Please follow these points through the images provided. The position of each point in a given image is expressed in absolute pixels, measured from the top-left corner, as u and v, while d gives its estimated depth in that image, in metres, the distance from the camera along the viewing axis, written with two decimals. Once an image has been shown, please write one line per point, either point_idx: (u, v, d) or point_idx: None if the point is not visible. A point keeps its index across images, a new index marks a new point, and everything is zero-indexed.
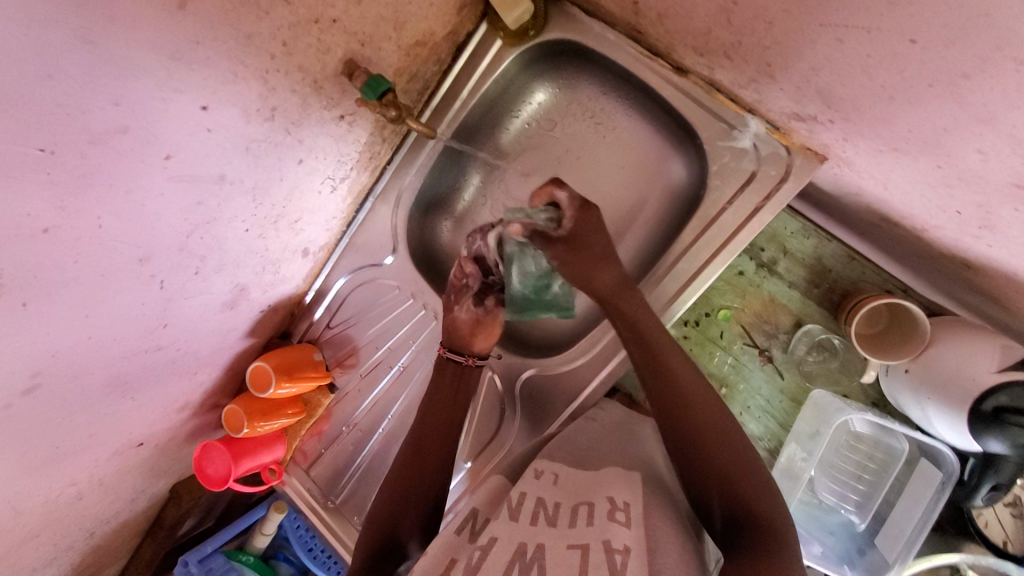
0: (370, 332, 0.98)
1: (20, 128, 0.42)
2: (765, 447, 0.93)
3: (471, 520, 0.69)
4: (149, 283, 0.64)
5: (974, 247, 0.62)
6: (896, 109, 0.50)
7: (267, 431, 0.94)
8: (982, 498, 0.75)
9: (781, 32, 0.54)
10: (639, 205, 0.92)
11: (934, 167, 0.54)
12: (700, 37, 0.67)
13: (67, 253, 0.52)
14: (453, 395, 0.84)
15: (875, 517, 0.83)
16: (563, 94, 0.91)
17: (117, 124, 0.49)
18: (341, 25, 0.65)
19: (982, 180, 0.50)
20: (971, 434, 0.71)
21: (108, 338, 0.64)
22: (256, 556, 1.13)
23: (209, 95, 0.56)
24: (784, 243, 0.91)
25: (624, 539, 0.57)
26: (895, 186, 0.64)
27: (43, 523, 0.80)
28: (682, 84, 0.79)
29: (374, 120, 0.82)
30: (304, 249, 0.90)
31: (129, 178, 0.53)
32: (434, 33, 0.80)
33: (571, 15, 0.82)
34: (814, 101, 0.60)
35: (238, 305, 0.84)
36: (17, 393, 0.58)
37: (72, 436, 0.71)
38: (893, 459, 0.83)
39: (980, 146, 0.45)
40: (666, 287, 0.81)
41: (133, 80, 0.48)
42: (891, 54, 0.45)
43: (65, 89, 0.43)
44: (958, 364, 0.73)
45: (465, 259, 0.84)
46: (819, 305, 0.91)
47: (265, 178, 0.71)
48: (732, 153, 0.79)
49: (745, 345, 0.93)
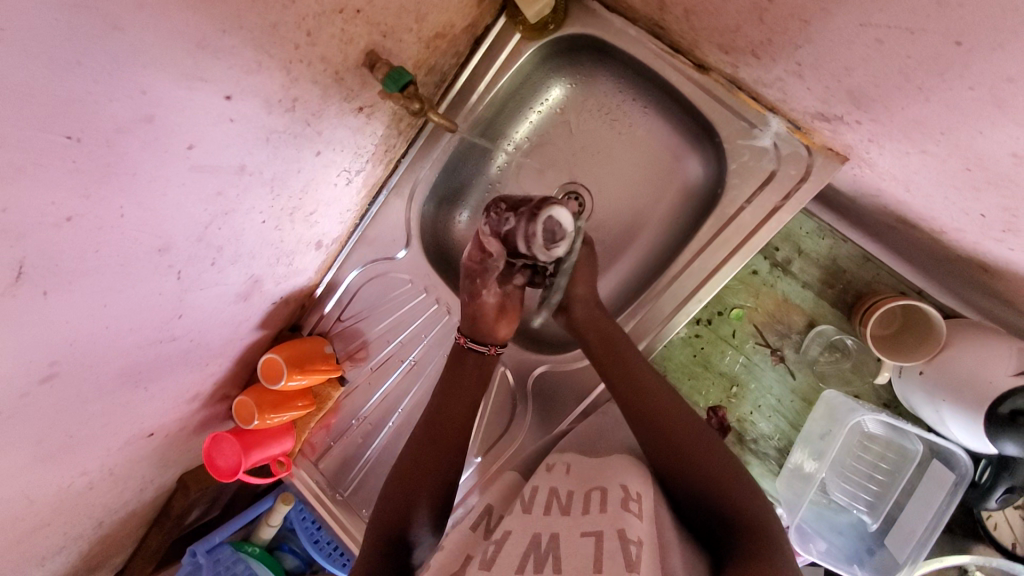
0: (381, 325, 0.98)
1: (48, 115, 0.42)
2: (774, 447, 0.93)
3: (485, 515, 0.69)
4: (166, 273, 0.64)
5: (996, 251, 0.62)
6: (929, 110, 0.50)
7: (277, 423, 0.94)
8: (997, 500, 0.76)
9: (817, 30, 0.53)
10: (654, 203, 0.92)
11: (963, 169, 0.54)
12: (727, 34, 0.66)
13: (89, 243, 0.52)
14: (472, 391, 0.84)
15: (886, 518, 0.83)
16: (580, 90, 0.91)
17: (142, 112, 0.48)
18: (364, 16, 0.65)
19: (1013, 183, 0.49)
20: (985, 436, 0.71)
21: (124, 328, 0.64)
22: (262, 547, 1.13)
23: (232, 85, 0.55)
24: (799, 244, 0.91)
25: (637, 531, 0.55)
26: (918, 188, 0.64)
27: (54, 512, 0.80)
28: (702, 80, 0.79)
29: (392, 113, 0.82)
30: (318, 242, 0.89)
31: (151, 168, 0.53)
32: (455, 26, 0.79)
33: (592, 10, 0.81)
34: (842, 100, 0.60)
35: (251, 297, 0.84)
36: (35, 382, 0.58)
37: (86, 426, 0.71)
38: (906, 461, 0.83)
39: (1014, 149, 0.45)
40: (666, 302, 0.83)
41: (158, 68, 0.47)
42: (931, 54, 0.44)
43: (93, 75, 0.43)
44: (975, 366, 0.72)
45: (487, 238, 0.78)
46: (833, 306, 0.91)
47: (283, 170, 0.70)
48: (752, 151, 0.78)
49: (757, 345, 0.93)
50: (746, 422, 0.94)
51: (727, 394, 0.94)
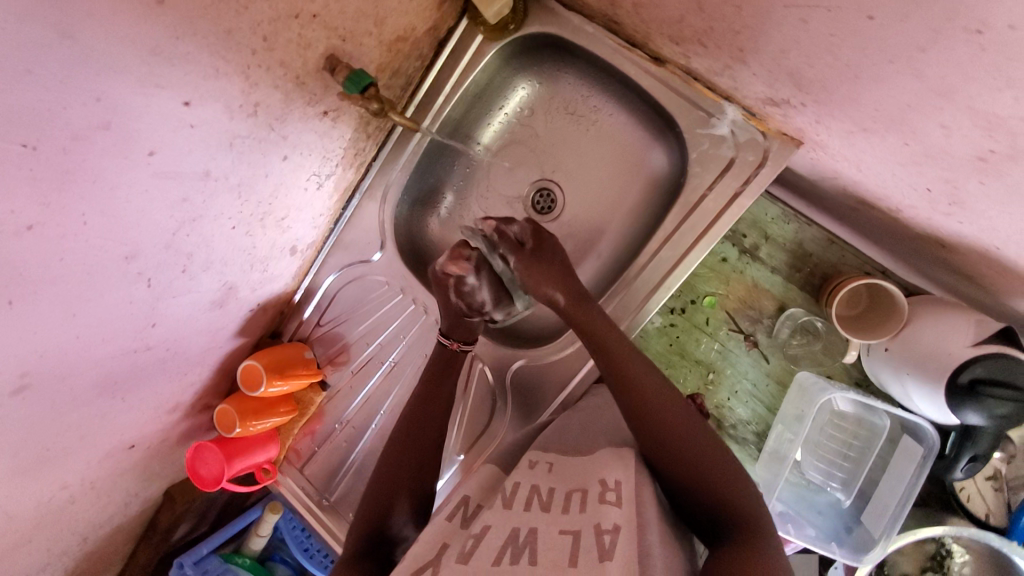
0: (360, 328, 0.98)
1: (3, 124, 0.43)
2: (752, 431, 0.94)
3: (462, 506, 0.70)
4: (136, 281, 0.65)
5: (947, 225, 0.64)
6: (861, 88, 0.52)
7: (259, 430, 0.95)
8: (962, 470, 0.78)
9: (750, 16, 0.56)
10: (623, 196, 0.93)
11: (903, 144, 0.55)
12: (674, 25, 0.68)
13: (52, 252, 0.53)
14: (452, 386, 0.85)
15: (859, 494, 0.85)
16: (545, 88, 0.93)
17: (99, 120, 0.49)
18: (321, 20, 0.66)
19: (948, 154, 0.51)
20: (948, 407, 0.72)
21: (96, 338, 0.65)
22: (252, 559, 1.14)
23: (191, 91, 0.56)
24: (765, 230, 0.93)
25: (613, 519, 0.57)
26: (868, 166, 0.65)
27: (36, 527, 0.80)
28: (660, 73, 0.81)
29: (357, 116, 0.83)
30: (292, 246, 0.90)
31: (113, 175, 0.54)
32: (415, 29, 0.81)
33: (550, 8, 0.83)
34: (786, 85, 0.62)
35: (227, 305, 0.84)
36: (6, 394, 0.58)
37: (63, 438, 0.71)
38: (876, 436, 0.85)
39: (942, 120, 0.47)
40: (637, 290, 0.84)
41: (113, 75, 0.48)
42: (852, 33, 0.46)
43: (46, 85, 0.44)
44: (936, 341, 0.74)
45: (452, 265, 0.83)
46: (801, 289, 0.92)
47: (249, 176, 0.71)
48: (711, 140, 0.80)
49: (730, 332, 0.95)
50: (724, 409, 0.95)
51: (704, 381, 0.95)
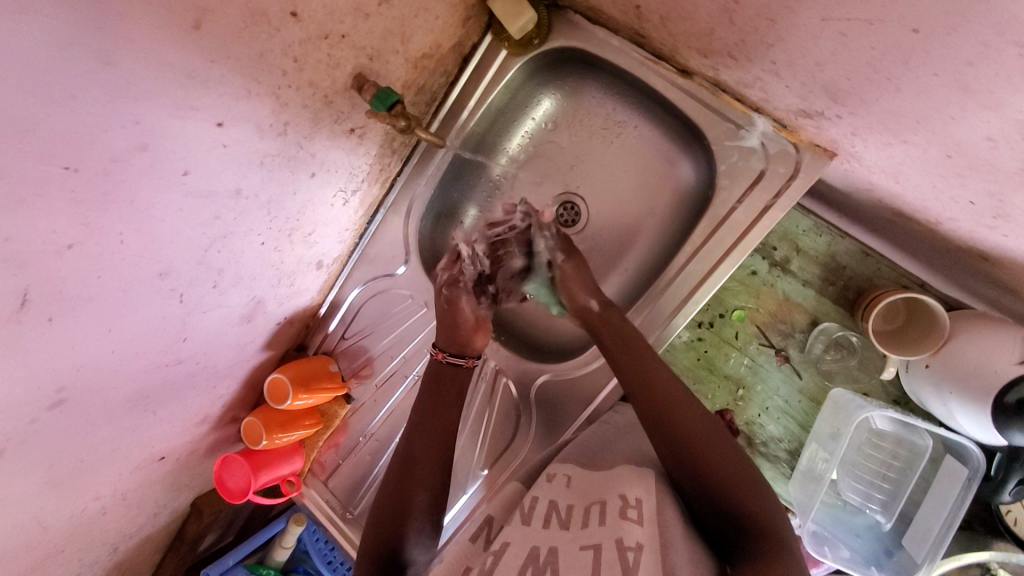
0: (385, 342, 0.98)
1: (45, 148, 0.44)
2: (785, 449, 0.92)
3: (485, 527, 0.69)
4: (169, 297, 0.66)
5: (990, 238, 0.62)
6: (902, 100, 0.50)
7: (285, 443, 0.95)
8: (1010, 492, 0.75)
9: (783, 28, 0.55)
10: (649, 209, 0.92)
11: (946, 157, 0.54)
12: (703, 38, 0.67)
13: (91, 269, 0.54)
14: (438, 401, 0.82)
15: (900, 517, 0.82)
16: (570, 101, 0.92)
17: (137, 142, 0.50)
18: (350, 41, 0.67)
19: (994, 167, 0.49)
20: (995, 428, 0.69)
21: (130, 354, 0.66)
22: (276, 570, 1.13)
23: (224, 112, 0.57)
24: (796, 242, 0.91)
25: (636, 536, 0.55)
26: (906, 178, 0.64)
27: (69, 537, 0.81)
28: (687, 86, 0.80)
29: (383, 133, 0.84)
30: (319, 261, 0.91)
31: (147, 195, 0.55)
32: (441, 46, 0.81)
33: (573, 22, 0.83)
34: (820, 96, 0.61)
35: (255, 319, 0.85)
36: (45, 408, 0.59)
37: (97, 450, 0.73)
38: (917, 457, 0.82)
39: (989, 133, 0.45)
40: (666, 302, 0.82)
41: (151, 98, 0.49)
42: (893, 45, 0.45)
43: (88, 109, 0.45)
44: (979, 358, 0.71)
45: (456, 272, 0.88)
46: (835, 303, 0.90)
47: (278, 193, 0.72)
48: (740, 152, 0.79)
49: (761, 346, 0.92)
50: (755, 425, 0.92)
51: (734, 397, 0.93)
